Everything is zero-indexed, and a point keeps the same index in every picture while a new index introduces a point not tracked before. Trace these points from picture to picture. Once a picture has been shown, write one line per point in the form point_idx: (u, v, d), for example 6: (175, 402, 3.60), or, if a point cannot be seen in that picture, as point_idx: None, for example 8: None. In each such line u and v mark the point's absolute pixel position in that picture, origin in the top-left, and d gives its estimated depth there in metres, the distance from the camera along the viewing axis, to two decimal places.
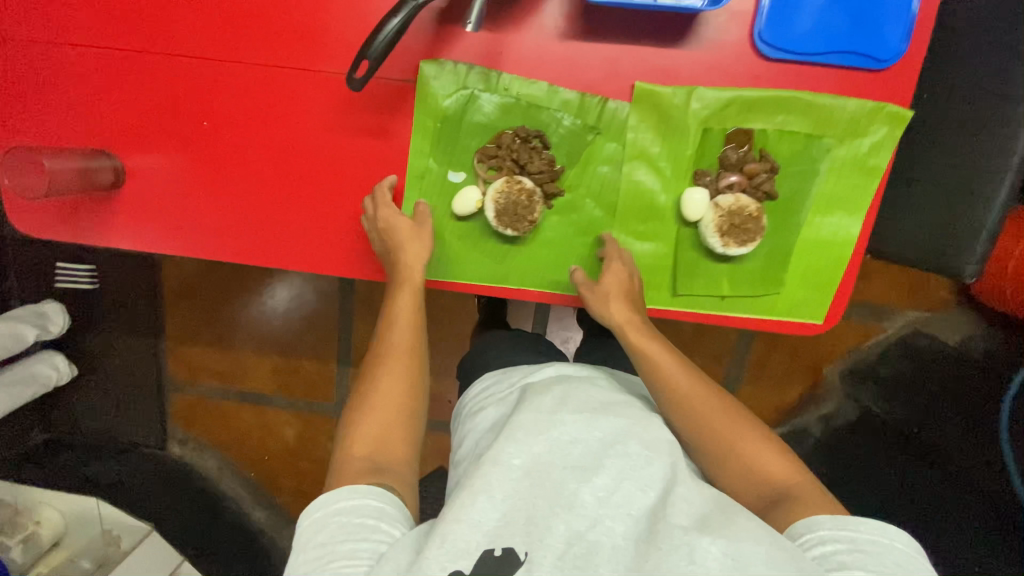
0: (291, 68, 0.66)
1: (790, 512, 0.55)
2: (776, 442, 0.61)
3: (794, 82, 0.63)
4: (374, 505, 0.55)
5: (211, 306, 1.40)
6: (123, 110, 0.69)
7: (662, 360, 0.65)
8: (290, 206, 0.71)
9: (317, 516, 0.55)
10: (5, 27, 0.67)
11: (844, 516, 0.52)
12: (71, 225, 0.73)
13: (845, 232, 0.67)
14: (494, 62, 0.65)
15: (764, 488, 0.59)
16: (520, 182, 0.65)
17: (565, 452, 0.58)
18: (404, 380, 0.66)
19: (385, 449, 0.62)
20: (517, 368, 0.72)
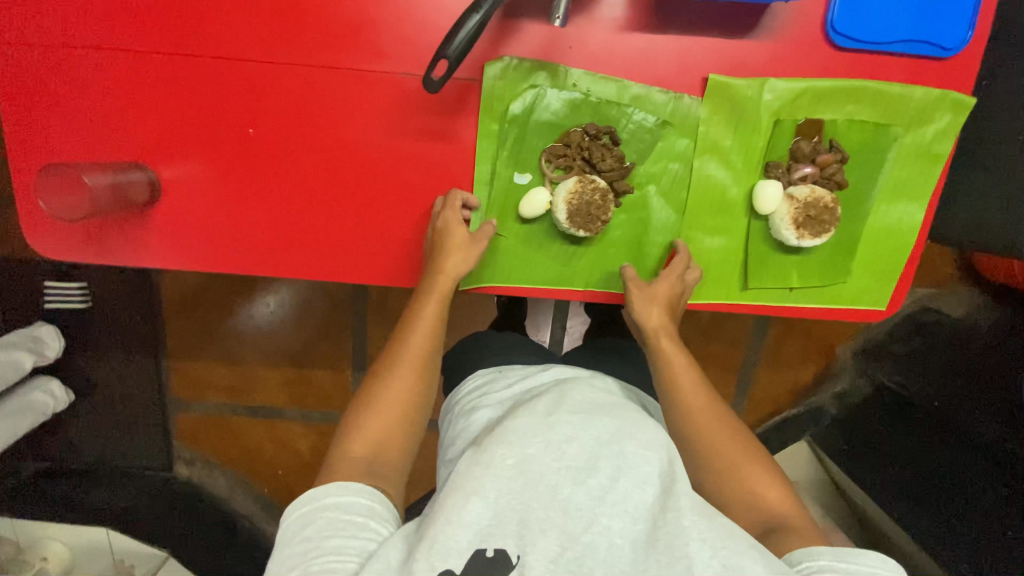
0: (347, 69, 0.63)
1: (782, 539, 0.56)
2: (776, 472, 0.61)
3: (862, 71, 0.63)
4: (365, 502, 0.55)
5: (209, 320, 1.29)
6: (161, 118, 0.65)
7: (679, 368, 0.65)
8: (340, 214, 0.68)
9: (305, 511, 0.54)
10: (38, 32, 0.63)
11: (843, 547, 0.52)
12: (99, 243, 0.68)
13: (909, 219, 0.68)
14: (561, 57, 0.63)
15: (761, 513, 0.59)
16: (593, 182, 0.64)
17: (560, 449, 0.57)
18: (413, 385, 0.63)
19: (382, 451, 0.60)
20: (515, 368, 0.72)
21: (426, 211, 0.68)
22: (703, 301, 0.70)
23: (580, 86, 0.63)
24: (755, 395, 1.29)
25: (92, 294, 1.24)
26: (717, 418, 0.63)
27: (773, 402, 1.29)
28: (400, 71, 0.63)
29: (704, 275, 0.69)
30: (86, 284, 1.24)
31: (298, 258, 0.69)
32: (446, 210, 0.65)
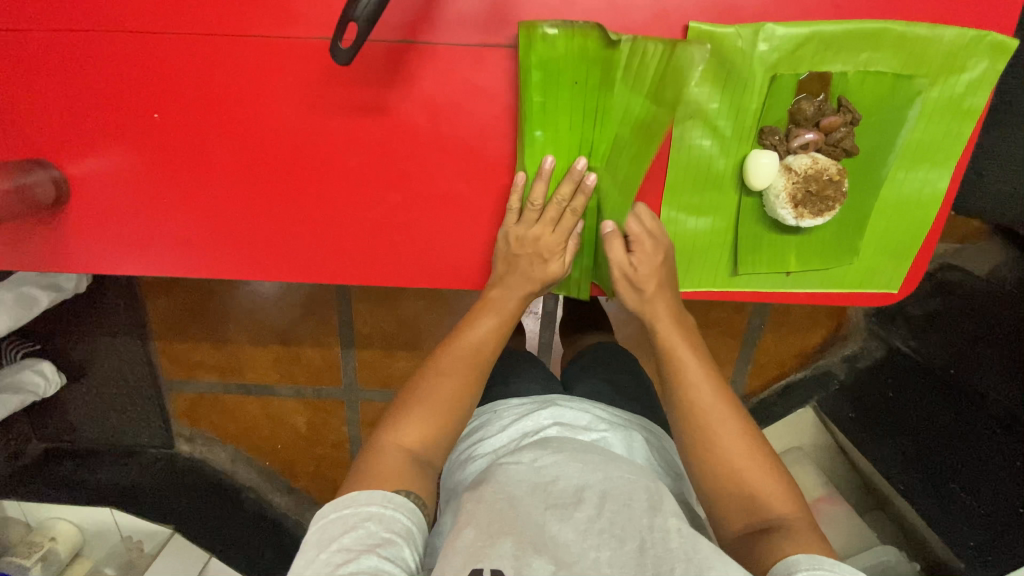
0: (258, 37, 0.54)
1: (775, 543, 0.48)
2: (784, 475, 0.53)
3: (878, 9, 0.52)
4: (405, 523, 0.48)
5: (195, 295, 1.11)
6: (57, 106, 0.57)
7: (685, 359, 0.58)
8: (270, 206, 0.59)
9: (345, 515, 0.47)
10: None
11: (814, 554, 0.46)
12: (14, 249, 0.61)
13: (931, 188, 0.58)
14: (511, 12, 0.53)
15: (751, 511, 0.52)
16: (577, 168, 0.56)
17: (545, 487, 0.51)
18: (462, 384, 0.57)
19: (425, 451, 0.54)
20: (511, 406, 0.66)
21: (370, 200, 0.59)
22: (685, 290, 0.62)
23: (548, 50, 0.52)
24: (758, 359, 1.13)
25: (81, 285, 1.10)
26: (728, 410, 0.55)
27: (778, 366, 1.13)
28: (321, 37, 0.54)
29: (688, 262, 0.60)
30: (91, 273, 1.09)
31: (233, 260, 0.61)
32: (547, 239, 0.59)
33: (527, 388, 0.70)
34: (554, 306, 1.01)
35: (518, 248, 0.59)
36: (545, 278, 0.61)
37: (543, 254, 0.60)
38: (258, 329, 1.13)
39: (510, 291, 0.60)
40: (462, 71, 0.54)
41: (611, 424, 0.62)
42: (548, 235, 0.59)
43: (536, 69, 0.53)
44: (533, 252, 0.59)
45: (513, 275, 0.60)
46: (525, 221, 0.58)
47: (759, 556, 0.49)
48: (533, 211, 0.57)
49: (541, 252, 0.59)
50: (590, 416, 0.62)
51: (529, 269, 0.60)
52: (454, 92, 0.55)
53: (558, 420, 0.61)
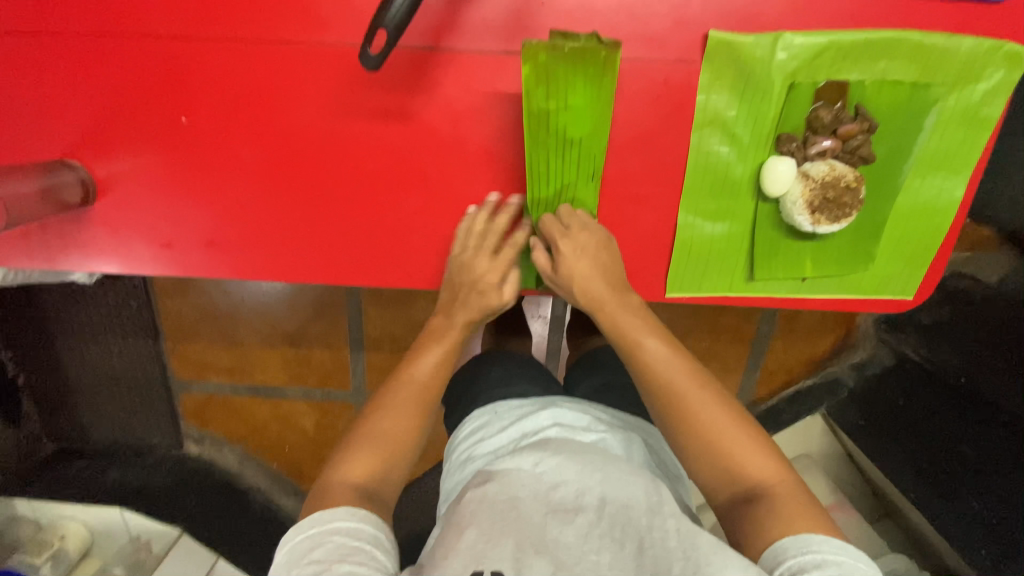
0: (285, 42, 0.55)
1: (762, 517, 0.49)
2: (761, 438, 0.53)
3: (895, 19, 0.53)
4: (371, 530, 0.50)
5: (207, 297, 1.12)
6: (87, 108, 0.58)
7: (643, 338, 0.57)
8: (291, 209, 0.60)
9: (311, 534, 0.49)
10: None
11: (799, 536, 0.46)
12: (39, 248, 0.62)
13: (947, 196, 0.58)
14: (532, 19, 0.54)
15: (737, 482, 0.52)
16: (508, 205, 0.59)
17: (546, 488, 0.51)
18: (407, 416, 0.59)
19: (372, 483, 0.55)
20: (511, 407, 0.65)
21: (389, 202, 0.59)
22: (700, 295, 0.62)
23: (554, 63, 0.51)
24: (767, 365, 1.13)
25: (93, 290, 1.10)
26: (693, 381, 0.55)
27: (788, 373, 1.13)
28: (345, 42, 0.55)
29: (703, 266, 0.61)
30: (103, 278, 1.10)
31: (252, 261, 0.62)
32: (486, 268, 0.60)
33: (530, 391, 0.70)
34: (561, 310, 1.01)
35: (462, 276, 0.60)
36: (484, 308, 0.62)
37: (482, 285, 0.60)
38: (270, 329, 1.14)
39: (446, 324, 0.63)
40: (483, 76, 0.55)
41: (610, 425, 0.62)
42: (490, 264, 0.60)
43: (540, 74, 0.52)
44: (472, 283, 0.60)
45: (452, 306, 0.62)
46: (476, 249, 0.59)
47: (750, 536, 0.49)
48: (493, 238, 0.59)
49: (483, 282, 0.60)
50: (590, 417, 0.62)
51: (465, 297, 0.61)
52: (475, 97, 0.56)
53: (557, 421, 0.61)
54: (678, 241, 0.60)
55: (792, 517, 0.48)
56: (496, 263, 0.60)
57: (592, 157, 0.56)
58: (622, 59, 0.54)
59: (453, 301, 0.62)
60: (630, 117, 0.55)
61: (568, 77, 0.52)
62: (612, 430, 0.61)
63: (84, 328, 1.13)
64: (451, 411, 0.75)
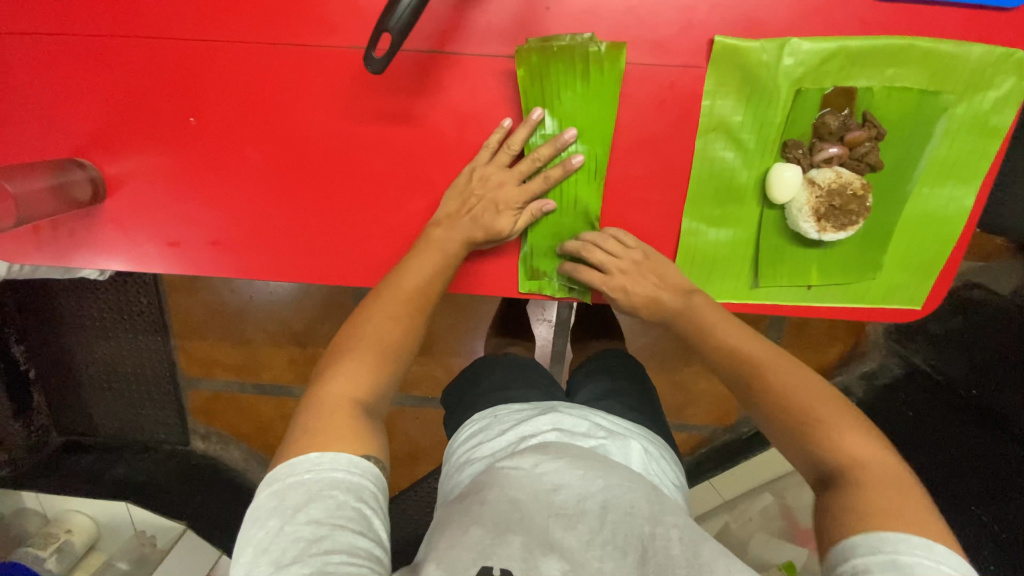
0: (293, 44, 0.56)
1: (847, 502, 0.42)
2: (858, 420, 0.46)
3: (905, 26, 0.52)
4: (374, 489, 0.44)
5: (218, 295, 1.13)
6: (98, 109, 0.59)
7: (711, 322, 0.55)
8: (297, 210, 0.60)
9: (307, 482, 0.42)
10: None
11: (873, 532, 0.39)
12: (49, 245, 0.63)
13: (955, 206, 0.57)
14: (538, 23, 0.54)
15: (826, 463, 0.45)
16: (529, 119, 0.55)
17: (547, 493, 0.50)
18: (400, 327, 0.55)
19: (369, 398, 0.50)
20: (510, 412, 0.64)
21: (393, 204, 0.60)
22: None
23: (583, 67, 0.53)
24: None
25: (104, 287, 1.12)
26: (781, 359, 0.51)
27: None
28: (352, 45, 0.55)
29: (707, 273, 0.60)
30: (114, 274, 1.11)
31: (258, 261, 0.62)
32: (502, 192, 0.57)
33: (529, 395, 0.69)
34: (565, 314, 1.01)
35: (477, 187, 0.57)
36: (491, 230, 0.57)
37: (498, 205, 0.57)
38: (277, 328, 1.15)
39: (449, 233, 0.57)
40: (489, 80, 0.55)
41: (610, 432, 0.60)
42: (507, 189, 0.57)
43: (542, 74, 0.54)
44: (489, 198, 0.57)
45: (458, 215, 0.57)
46: (495, 161, 0.57)
47: (830, 527, 0.42)
48: (509, 152, 0.56)
49: (498, 201, 0.57)
50: (589, 423, 0.60)
51: (476, 216, 0.57)
52: (481, 100, 0.56)
53: (557, 427, 0.58)
54: (682, 246, 0.59)
55: (887, 508, 0.40)
56: (511, 175, 0.57)
57: (600, 167, 0.57)
58: (626, 64, 0.54)
59: (459, 212, 0.57)
60: (635, 122, 0.55)
61: (590, 84, 0.54)
62: (618, 432, 0.60)
63: (97, 325, 1.15)
64: (451, 414, 0.75)
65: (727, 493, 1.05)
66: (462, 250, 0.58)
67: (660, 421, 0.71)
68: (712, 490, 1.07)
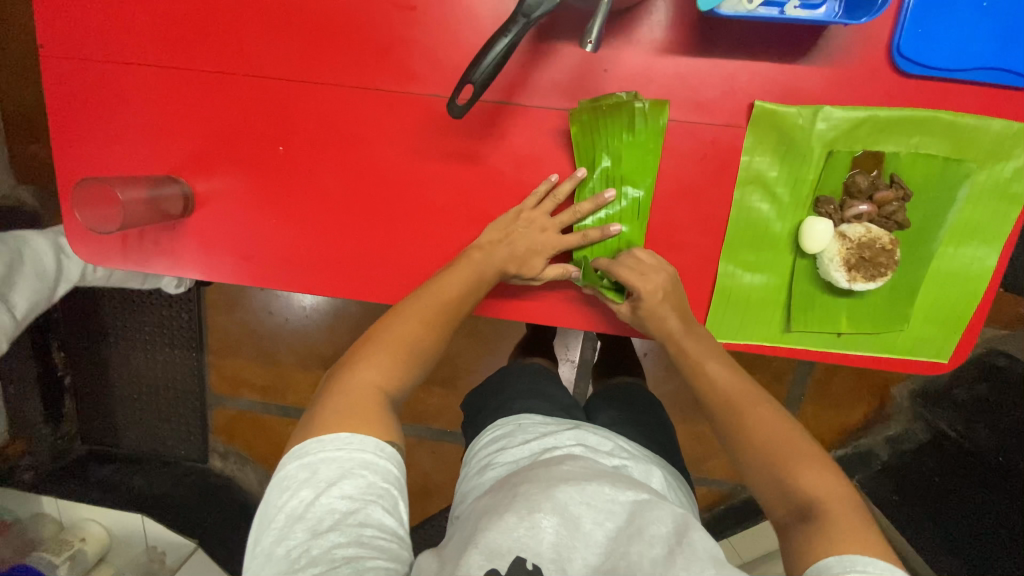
0: (375, 89, 0.63)
1: (808, 536, 0.45)
2: (831, 466, 0.50)
3: (930, 101, 0.57)
4: (398, 475, 0.46)
5: (259, 318, 1.19)
6: (197, 135, 0.66)
7: (705, 360, 0.59)
8: (361, 234, 0.66)
9: (339, 459, 0.45)
10: (100, 53, 0.66)
11: (845, 554, 0.43)
12: (134, 251, 0.69)
13: (979, 265, 0.61)
14: (595, 82, 0.60)
15: (791, 497, 0.49)
16: (574, 175, 0.61)
17: (584, 484, 0.51)
18: (432, 333, 0.59)
19: (392, 390, 0.54)
20: (534, 424, 0.66)
21: (451, 234, 0.65)
22: (736, 341, 0.64)
23: (631, 122, 0.59)
24: None
25: (149, 304, 1.18)
26: (749, 398, 0.56)
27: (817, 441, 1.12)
28: (428, 91, 0.62)
29: (741, 316, 0.64)
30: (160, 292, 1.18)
31: (320, 277, 0.68)
32: (541, 234, 0.62)
33: (549, 409, 0.71)
34: (590, 352, 1.03)
35: (521, 227, 0.62)
36: (523, 268, 0.62)
37: (537, 247, 0.62)
38: (308, 351, 1.19)
39: (489, 255, 0.61)
40: (548, 129, 0.62)
41: (633, 455, 0.62)
42: (545, 232, 0.62)
43: (595, 123, 0.60)
44: (530, 237, 0.62)
45: (500, 243, 0.62)
46: (541, 207, 0.62)
47: (796, 558, 0.46)
48: (555, 201, 0.62)
49: (538, 240, 0.62)
50: (613, 443, 0.62)
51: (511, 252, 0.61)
52: (539, 146, 0.62)
53: (580, 442, 0.61)
54: (717, 288, 0.63)
55: (851, 541, 0.44)
56: (552, 223, 0.62)
57: (641, 210, 0.62)
58: (673, 120, 0.60)
59: (501, 241, 0.62)
60: (678, 172, 0.61)
61: (639, 137, 0.60)
62: (641, 460, 0.63)
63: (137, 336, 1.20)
64: (473, 420, 0.77)
65: (746, 553, 0.99)
66: (496, 277, 0.62)
67: (675, 454, 0.73)
68: (730, 548, 1.02)
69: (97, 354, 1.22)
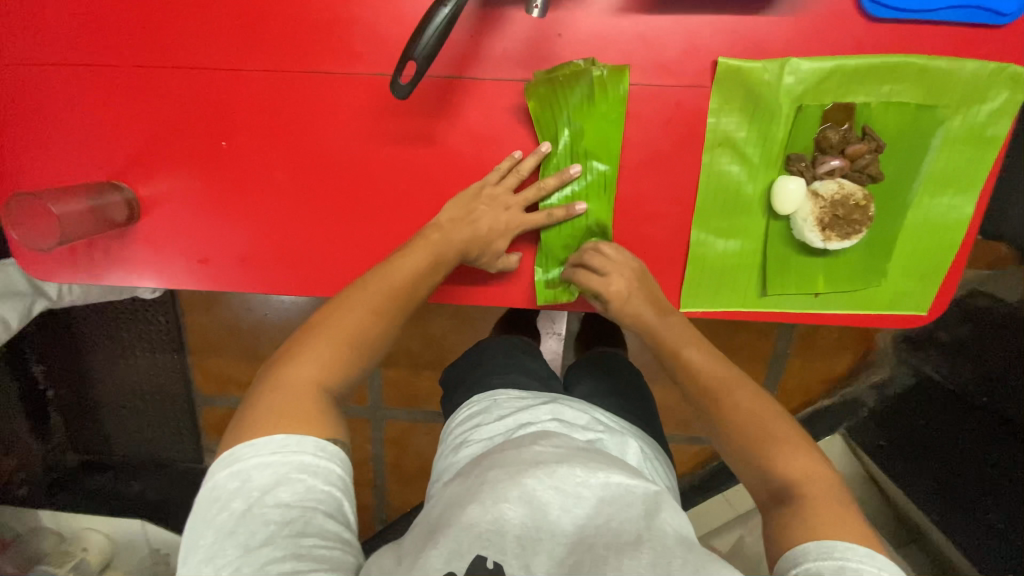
0: (318, 72, 0.59)
1: (784, 518, 0.46)
2: (807, 444, 0.50)
3: (901, 46, 0.55)
4: (340, 472, 0.46)
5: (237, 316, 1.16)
6: (135, 135, 0.62)
7: (683, 343, 0.58)
8: (321, 228, 0.63)
9: (273, 465, 0.44)
10: (18, 53, 0.61)
11: (824, 540, 0.42)
12: (84, 263, 0.66)
13: (956, 214, 0.59)
14: (550, 49, 0.56)
15: (770, 480, 0.49)
16: (538, 150, 0.58)
17: (551, 471, 0.50)
18: (379, 321, 0.56)
19: (334, 384, 0.52)
20: (511, 398, 0.65)
21: (414, 221, 0.62)
22: (714, 309, 0.63)
23: (591, 89, 0.56)
24: (785, 385, 1.12)
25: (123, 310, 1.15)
26: (733, 377, 0.54)
27: (805, 393, 1.11)
28: (374, 71, 0.58)
29: (717, 283, 0.62)
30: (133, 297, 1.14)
31: (284, 275, 0.65)
32: (503, 212, 0.60)
33: (528, 385, 0.70)
34: (575, 326, 1.02)
35: (484, 205, 0.59)
36: (483, 248, 0.60)
37: (496, 225, 0.60)
38: None
39: (448, 235, 0.59)
40: (504, 103, 0.58)
41: (608, 427, 0.62)
42: (506, 210, 0.60)
43: (554, 93, 0.57)
44: (492, 215, 0.59)
45: (461, 223, 0.59)
46: (503, 184, 0.59)
47: (773, 538, 0.46)
48: (517, 177, 0.59)
49: (499, 219, 0.60)
50: (589, 416, 0.62)
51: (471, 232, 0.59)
52: (497, 122, 0.59)
53: (557, 417, 0.60)
54: (692, 257, 0.61)
55: (825, 522, 0.44)
56: (516, 200, 0.60)
57: (604, 184, 0.59)
58: (635, 85, 0.57)
59: (462, 220, 0.59)
60: (644, 140, 0.58)
61: (601, 106, 0.57)
62: (618, 430, 0.62)
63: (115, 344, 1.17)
64: (450, 397, 0.76)
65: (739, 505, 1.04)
66: (456, 259, 0.60)
67: (654, 423, 0.73)
68: (726, 503, 1.05)
69: (75, 364, 1.19)
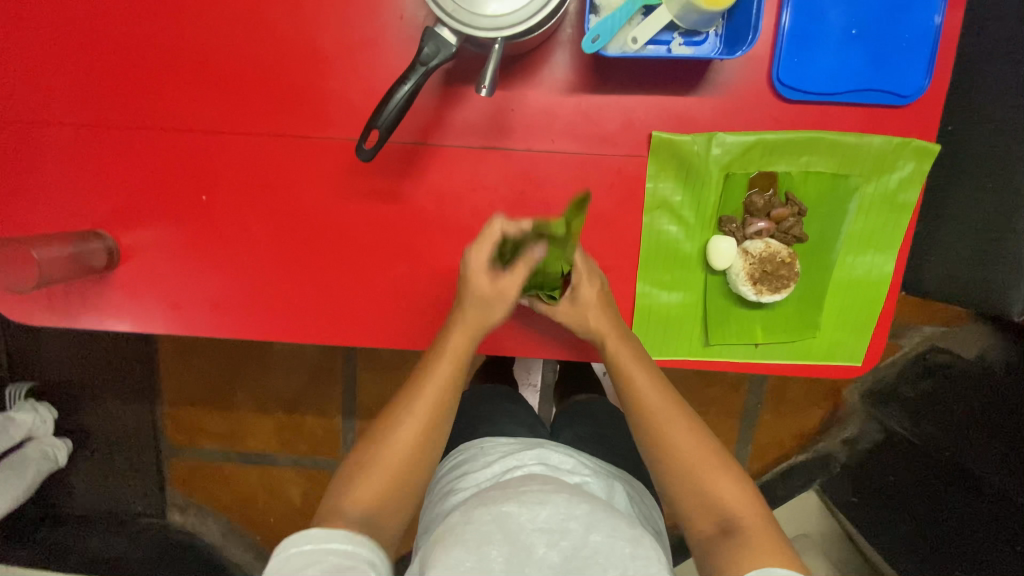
0: (295, 136, 0.65)
1: (735, 550, 0.54)
2: (738, 474, 0.59)
3: (814, 123, 0.62)
4: (368, 555, 0.53)
5: (220, 370, 1.17)
6: (120, 189, 0.67)
7: (634, 372, 0.62)
8: (292, 277, 0.67)
9: (308, 552, 0.51)
10: (17, 114, 0.66)
11: (769, 568, 0.51)
12: (61, 307, 0.68)
13: (878, 271, 0.65)
14: (504, 121, 0.63)
15: (714, 511, 0.57)
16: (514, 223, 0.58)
17: (535, 509, 0.54)
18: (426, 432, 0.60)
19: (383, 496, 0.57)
20: (497, 445, 0.69)
21: (379, 272, 0.67)
22: (661, 358, 0.67)
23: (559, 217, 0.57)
24: (758, 440, 1.14)
25: (96, 359, 1.15)
26: (676, 411, 0.61)
27: (779, 448, 1.13)
28: (345, 136, 0.64)
29: (663, 334, 0.66)
30: (105, 346, 1.15)
31: (255, 320, 0.68)
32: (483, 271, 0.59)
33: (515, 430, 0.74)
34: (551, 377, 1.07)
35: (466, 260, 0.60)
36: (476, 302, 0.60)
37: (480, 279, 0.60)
38: (264, 394, 1.17)
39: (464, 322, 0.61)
40: (464, 166, 0.64)
41: (594, 471, 0.66)
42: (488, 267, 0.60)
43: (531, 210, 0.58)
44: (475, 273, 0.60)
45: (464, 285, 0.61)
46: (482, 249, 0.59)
47: (720, 567, 0.54)
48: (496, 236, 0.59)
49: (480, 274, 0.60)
50: (574, 460, 0.65)
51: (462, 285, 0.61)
52: (457, 182, 0.64)
53: (542, 461, 0.64)
54: (638, 309, 0.66)
55: (760, 552, 0.53)
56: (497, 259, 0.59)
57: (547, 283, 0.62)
58: (581, 153, 0.63)
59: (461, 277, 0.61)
60: (590, 201, 0.64)
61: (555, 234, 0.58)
62: (601, 474, 0.66)
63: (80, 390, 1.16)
64: None
65: None
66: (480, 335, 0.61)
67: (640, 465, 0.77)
68: None
69: None
